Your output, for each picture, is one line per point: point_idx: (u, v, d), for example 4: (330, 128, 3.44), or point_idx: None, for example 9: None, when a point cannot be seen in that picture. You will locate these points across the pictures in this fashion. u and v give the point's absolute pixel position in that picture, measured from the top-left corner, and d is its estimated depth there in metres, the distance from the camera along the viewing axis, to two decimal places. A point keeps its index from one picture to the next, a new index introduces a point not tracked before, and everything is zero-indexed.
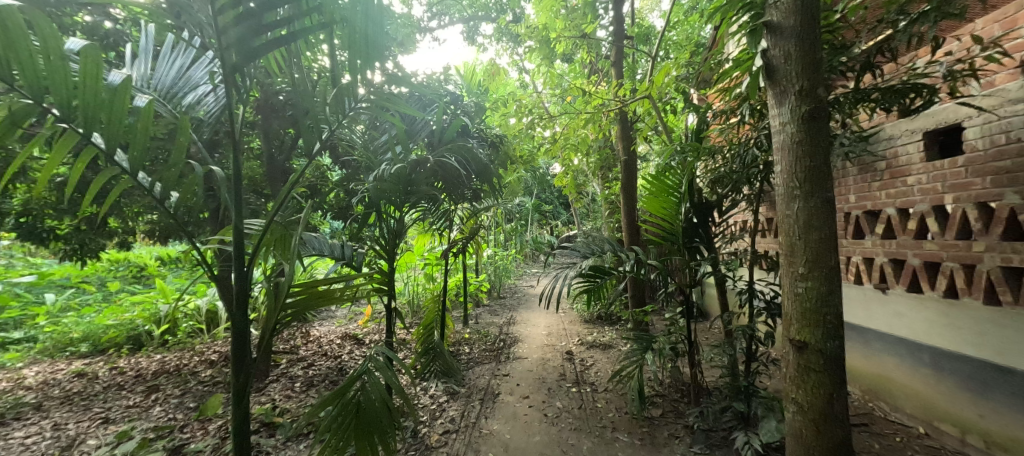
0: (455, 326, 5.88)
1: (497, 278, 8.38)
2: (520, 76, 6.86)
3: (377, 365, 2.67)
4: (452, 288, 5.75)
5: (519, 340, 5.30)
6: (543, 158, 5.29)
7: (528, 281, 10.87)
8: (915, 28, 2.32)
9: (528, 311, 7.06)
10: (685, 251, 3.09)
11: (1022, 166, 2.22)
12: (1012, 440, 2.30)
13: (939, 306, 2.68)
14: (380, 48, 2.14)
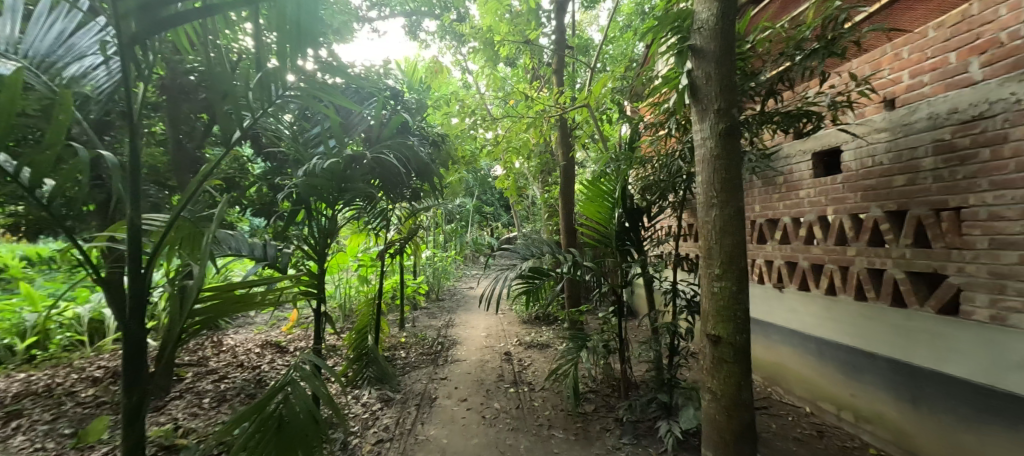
0: (390, 331, 5.66)
1: (435, 280, 8.23)
2: (462, 77, 6.83)
3: (303, 374, 2.48)
4: (387, 291, 5.51)
5: (457, 343, 5.24)
6: (485, 159, 5.29)
7: (467, 284, 10.79)
8: (809, 62, 2.67)
9: (466, 313, 7.00)
10: (618, 253, 3.26)
11: (884, 185, 2.67)
12: (874, 413, 2.73)
13: (822, 301, 3.13)
14: (314, 33, 1.89)
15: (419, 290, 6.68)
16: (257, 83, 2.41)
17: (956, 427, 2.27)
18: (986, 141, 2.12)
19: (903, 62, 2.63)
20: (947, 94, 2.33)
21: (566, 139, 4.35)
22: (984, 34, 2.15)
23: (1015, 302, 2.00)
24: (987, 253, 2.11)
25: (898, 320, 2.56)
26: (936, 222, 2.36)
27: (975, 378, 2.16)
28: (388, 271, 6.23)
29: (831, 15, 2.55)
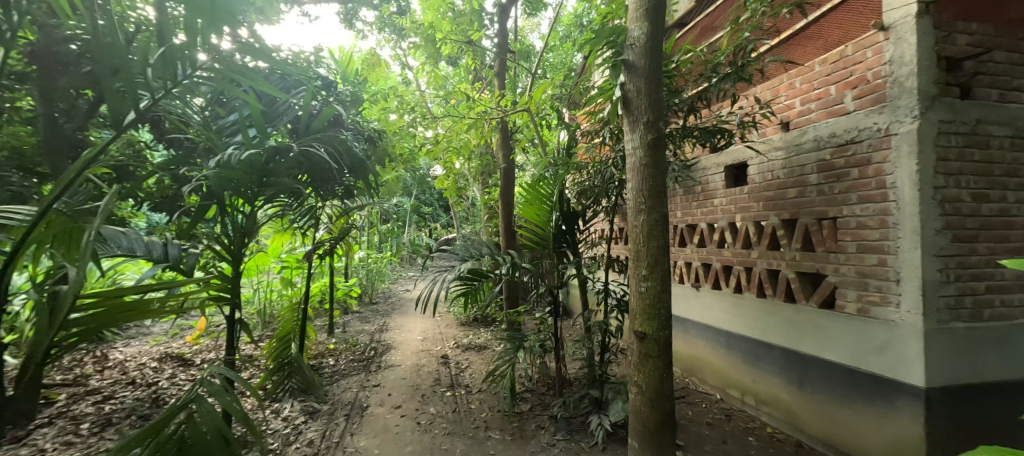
0: (317, 337, 5.28)
1: (367, 283, 7.84)
2: (401, 72, 6.60)
3: (211, 390, 2.21)
4: (314, 294, 5.13)
5: (391, 348, 5.03)
6: (424, 158, 5.15)
7: (403, 286, 10.43)
8: (723, 84, 2.89)
9: (401, 317, 6.75)
10: (554, 255, 3.36)
11: (780, 196, 3.04)
12: (770, 396, 3.10)
13: (730, 298, 3.50)
14: (231, 10, 1.81)
15: (350, 294, 6.31)
16: (159, 59, 2.07)
17: (833, 404, 2.66)
18: (857, 162, 2.52)
19: (796, 90, 3.02)
20: (829, 120, 2.73)
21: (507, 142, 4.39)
22: (856, 72, 2.57)
23: (876, 296, 2.41)
24: (857, 256, 2.51)
25: (790, 314, 2.95)
26: (818, 230, 2.76)
27: (848, 361, 2.56)
28: (315, 274, 5.80)
29: (742, 45, 2.82)
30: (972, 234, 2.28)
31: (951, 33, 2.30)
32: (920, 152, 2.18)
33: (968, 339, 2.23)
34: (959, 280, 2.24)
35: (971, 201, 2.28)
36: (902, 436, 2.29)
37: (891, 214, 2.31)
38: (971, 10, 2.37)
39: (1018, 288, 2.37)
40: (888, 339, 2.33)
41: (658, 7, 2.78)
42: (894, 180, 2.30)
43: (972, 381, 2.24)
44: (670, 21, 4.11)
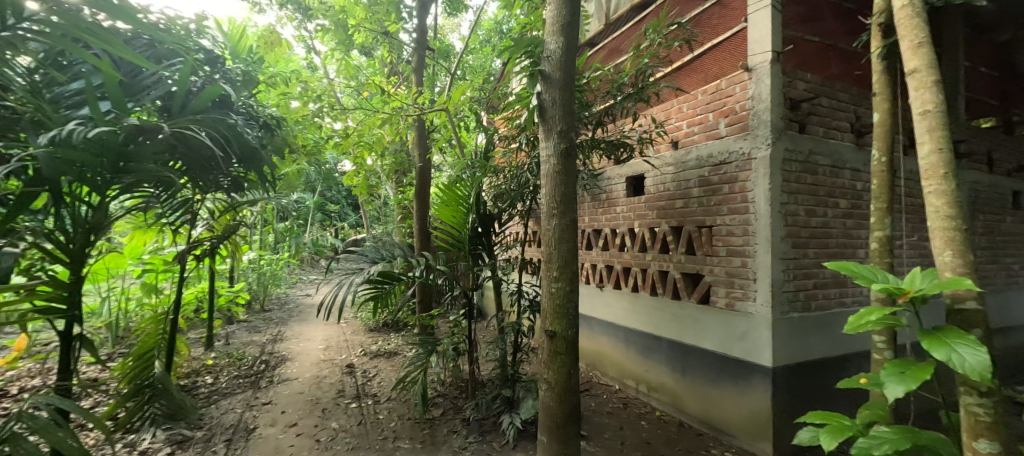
0: (191, 352, 4.53)
1: (257, 288, 6.95)
2: (306, 56, 6.01)
3: (33, 426, 1.76)
4: (189, 302, 4.39)
5: (287, 360, 4.51)
6: (332, 151, 4.73)
7: (303, 290, 9.44)
8: (626, 102, 3.17)
9: (297, 325, 6.11)
10: (470, 257, 3.35)
11: (670, 206, 3.43)
12: (659, 383, 3.48)
13: (628, 297, 3.84)
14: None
15: (234, 301, 5.53)
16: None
17: (706, 386, 3.08)
18: (727, 179, 2.95)
19: (683, 114, 3.39)
20: (707, 142, 3.13)
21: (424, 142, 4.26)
22: (728, 103, 2.99)
23: (740, 292, 2.86)
24: (726, 259, 2.95)
25: (675, 309, 3.35)
26: (698, 236, 3.18)
27: (717, 349, 2.99)
28: (189, 278, 4.97)
29: (643, 69, 3.12)
30: (806, 241, 2.83)
31: (794, 79, 2.84)
32: (771, 174, 2.66)
33: (802, 326, 2.77)
34: (795, 278, 2.77)
35: (806, 215, 2.82)
36: (757, 409, 2.73)
37: (751, 224, 2.78)
38: (807, 62, 2.95)
39: (835, 284, 3.00)
40: (748, 329, 2.79)
41: (572, 25, 2.95)
42: (754, 195, 2.77)
43: (803, 359, 2.78)
44: (582, 39, 4.40)
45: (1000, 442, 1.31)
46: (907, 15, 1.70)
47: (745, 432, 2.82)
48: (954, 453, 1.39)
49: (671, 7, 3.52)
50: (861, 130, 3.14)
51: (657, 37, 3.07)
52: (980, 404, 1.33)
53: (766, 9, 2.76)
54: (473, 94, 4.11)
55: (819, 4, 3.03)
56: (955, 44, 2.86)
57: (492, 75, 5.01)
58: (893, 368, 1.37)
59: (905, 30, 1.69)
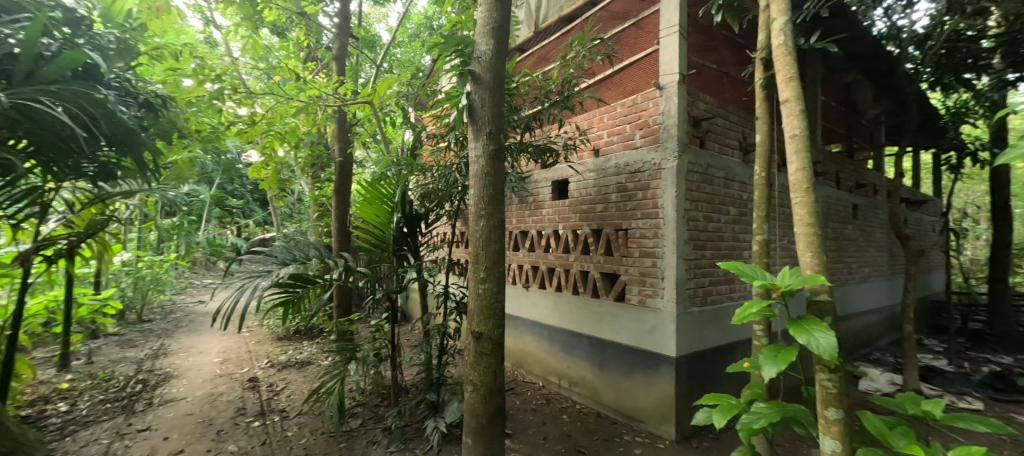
0: (37, 375, 3.71)
1: (132, 295, 5.92)
2: (205, 30, 5.30)
3: None
4: (36, 314, 3.60)
5: (173, 377, 3.91)
6: (234, 139, 4.20)
7: (194, 296, 8.28)
8: (553, 109, 3.28)
9: (186, 337, 5.32)
10: (394, 258, 3.23)
11: (591, 209, 3.64)
12: (579, 377, 3.66)
13: (552, 297, 3.97)
14: None
15: (101, 311, 4.65)
16: None
17: (621, 377, 3.30)
18: (641, 186, 3.20)
19: (604, 124, 3.60)
20: (624, 152, 3.36)
21: (345, 135, 3.99)
22: (643, 117, 3.24)
23: (650, 290, 3.12)
24: (639, 259, 3.20)
25: (594, 307, 3.54)
26: (615, 238, 3.41)
27: (631, 342, 3.23)
28: (36, 284, 4.08)
29: (568, 79, 3.26)
30: (704, 243, 3.17)
31: (696, 99, 3.18)
32: (677, 183, 2.94)
33: (700, 318, 3.10)
34: (695, 276, 3.09)
35: (705, 220, 3.17)
36: (663, 395, 3.00)
37: (660, 227, 3.04)
38: (706, 85, 3.33)
39: (727, 281, 3.41)
40: (656, 323, 3.04)
41: (503, 29, 2.98)
42: (662, 201, 3.04)
43: (699, 348, 3.11)
44: (512, 44, 4.47)
45: (844, 409, 1.60)
46: (783, 52, 2.00)
47: (653, 417, 3.07)
48: (811, 420, 1.67)
49: (595, 23, 3.74)
50: (748, 148, 3.63)
51: (581, 50, 3.23)
52: (831, 379, 1.60)
53: (675, 34, 3.04)
54: (400, 89, 3.94)
55: (716, 35, 3.44)
56: (815, 81, 3.44)
57: (422, 71, 4.86)
58: (769, 354, 1.58)
59: (780, 65, 1.99)
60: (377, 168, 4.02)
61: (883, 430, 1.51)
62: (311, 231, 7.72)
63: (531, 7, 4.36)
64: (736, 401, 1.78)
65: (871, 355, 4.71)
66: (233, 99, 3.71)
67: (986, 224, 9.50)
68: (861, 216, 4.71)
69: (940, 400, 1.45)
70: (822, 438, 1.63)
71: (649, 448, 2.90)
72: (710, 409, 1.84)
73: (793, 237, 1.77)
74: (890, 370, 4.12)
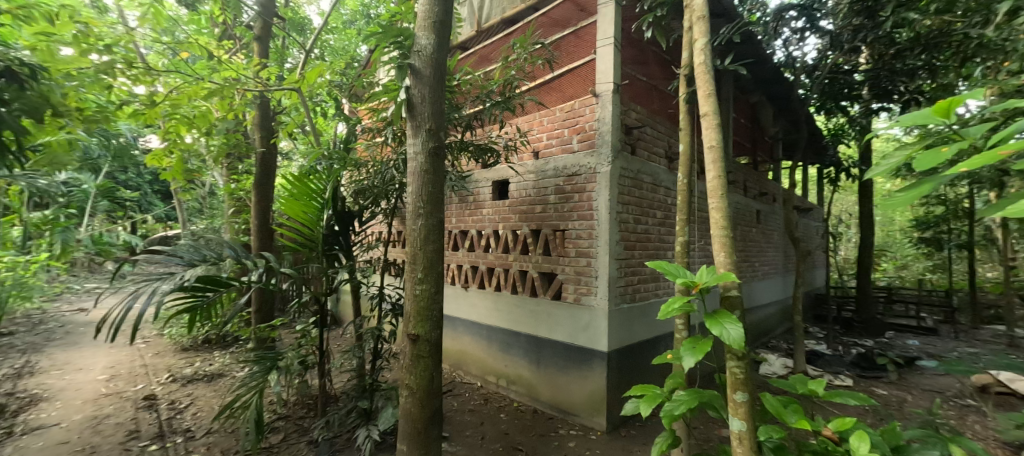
0: None
1: None
2: None
3: None
4: None
5: (43, 399, 3.30)
6: (130, 122, 3.66)
7: (72, 304, 7.11)
8: (494, 109, 3.30)
9: (60, 352, 4.52)
10: (323, 258, 3.16)
11: (529, 210, 3.70)
12: (518, 376, 3.70)
13: (491, 297, 3.98)
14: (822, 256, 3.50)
15: None
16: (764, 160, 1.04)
17: (556, 373, 3.40)
18: (578, 188, 3.32)
19: (544, 127, 3.68)
20: (563, 155, 3.46)
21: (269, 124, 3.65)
22: (580, 122, 3.37)
23: (585, 288, 3.25)
24: (575, 259, 3.32)
25: (532, 305, 3.61)
26: (553, 238, 3.51)
27: (566, 339, 3.34)
28: None
29: (510, 80, 3.29)
30: (633, 244, 3.38)
31: (628, 108, 3.38)
32: (611, 186, 3.10)
33: (628, 314, 3.29)
34: (625, 275, 3.27)
35: (634, 222, 3.38)
36: (595, 388, 3.13)
37: (595, 228, 3.18)
38: (637, 96, 3.56)
39: (652, 280, 3.65)
40: (590, 320, 3.18)
41: (445, 24, 2.91)
42: (597, 203, 3.19)
43: (628, 343, 3.30)
44: (453, 41, 4.42)
45: (749, 392, 1.73)
46: (702, 70, 2.18)
47: (586, 410, 3.20)
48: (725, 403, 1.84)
49: (536, 28, 3.83)
50: (672, 156, 3.93)
51: (523, 53, 3.27)
52: (739, 365, 1.72)
53: (610, 46, 3.21)
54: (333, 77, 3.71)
55: (646, 50, 3.69)
56: (728, 98, 3.82)
57: (357, 61, 4.60)
58: (688, 344, 1.73)
59: (701, 82, 2.17)
60: (306, 162, 3.75)
61: (779, 408, 1.72)
62: (223, 228, 6.97)
63: (474, 6, 4.32)
64: (660, 391, 1.91)
65: (769, 343, 5.34)
66: (127, 75, 3.22)
67: (854, 228, 11.25)
68: (761, 221, 5.33)
69: (823, 379, 1.70)
70: (731, 419, 1.75)
71: (583, 440, 3.02)
72: (637, 399, 1.97)
73: (709, 237, 1.93)
74: (784, 355, 4.70)
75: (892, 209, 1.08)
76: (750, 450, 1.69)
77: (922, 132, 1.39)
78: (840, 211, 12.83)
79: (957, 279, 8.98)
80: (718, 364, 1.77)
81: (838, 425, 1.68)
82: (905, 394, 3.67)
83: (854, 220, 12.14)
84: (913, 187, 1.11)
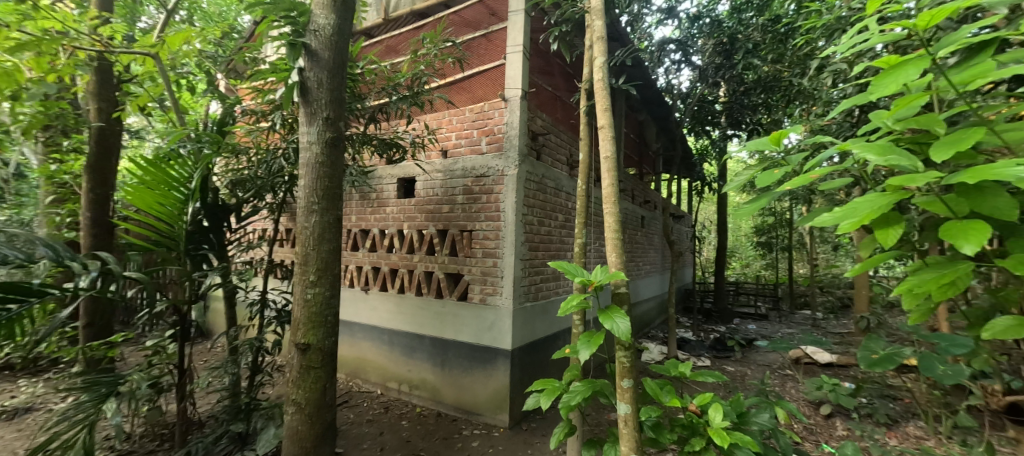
0: None
1: None
2: None
3: None
4: None
5: None
6: None
7: None
8: (401, 104, 3.18)
9: None
10: (187, 259, 2.69)
11: (434, 210, 3.63)
12: (421, 379, 3.59)
13: (394, 299, 3.79)
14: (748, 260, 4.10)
15: None
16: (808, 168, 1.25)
17: (460, 374, 3.39)
18: (486, 190, 3.36)
19: (452, 126, 3.64)
20: (471, 156, 3.47)
21: (113, 94, 2.96)
22: (489, 124, 3.42)
23: (490, 288, 3.30)
24: (482, 259, 3.35)
25: (437, 307, 3.53)
26: (460, 239, 3.49)
27: (471, 339, 3.35)
28: None
29: (419, 75, 3.18)
30: (537, 245, 3.53)
31: (534, 115, 3.52)
32: (518, 189, 3.20)
33: (530, 313, 3.42)
34: (529, 275, 3.40)
35: (537, 224, 3.52)
36: (498, 386, 3.20)
37: (501, 229, 3.26)
38: (542, 104, 3.74)
39: (553, 279, 3.84)
40: (495, 319, 3.24)
41: (348, 5, 2.59)
42: (503, 205, 3.26)
43: (530, 340, 3.44)
44: (357, 26, 4.14)
45: (633, 378, 1.89)
46: (601, 86, 2.32)
47: (489, 408, 3.25)
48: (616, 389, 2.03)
49: (446, 25, 3.78)
50: (572, 164, 4.21)
51: (433, 48, 3.20)
52: (625, 354, 1.86)
53: (519, 53, 3.31)
54: (206, 48, 3.46)
55: (551, 62, 3.91)
56: (620, 114, 4.22)
57: (239, 33, 4.01)
58: (583, 337, 1.83)
59: (599, 99, 2.31)
60: (164, 143, 3.15)
61: (655, 390, 1.96)
62: (36, 222, 5.51)
63: None
64: (558, 383, 1.97)
65: (647, 333, 6.02)
66: None
67: (710, 232, 13.35)
68: (644, 226, 6.01)
69: (690, 361, 1.98)
70: (619, 403, 1.89)
71: (486, 439, 3.05)
72: (536, 393, 1.96)
73: (603, 239, 2.01)
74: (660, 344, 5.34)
75: (741, 216, 1.27)
76: (634, 430, 1.85)
77: (760, 158, 1.68)
78: (700, 218, 15.14)
79: (778, 275, 11.22)
80: (608, 355, 1.89)
81: (700, 400, 1.98)
82: (745, 369, 4.49)
83: (711, 226, 14.42)
84: (754, 200, 1.31)
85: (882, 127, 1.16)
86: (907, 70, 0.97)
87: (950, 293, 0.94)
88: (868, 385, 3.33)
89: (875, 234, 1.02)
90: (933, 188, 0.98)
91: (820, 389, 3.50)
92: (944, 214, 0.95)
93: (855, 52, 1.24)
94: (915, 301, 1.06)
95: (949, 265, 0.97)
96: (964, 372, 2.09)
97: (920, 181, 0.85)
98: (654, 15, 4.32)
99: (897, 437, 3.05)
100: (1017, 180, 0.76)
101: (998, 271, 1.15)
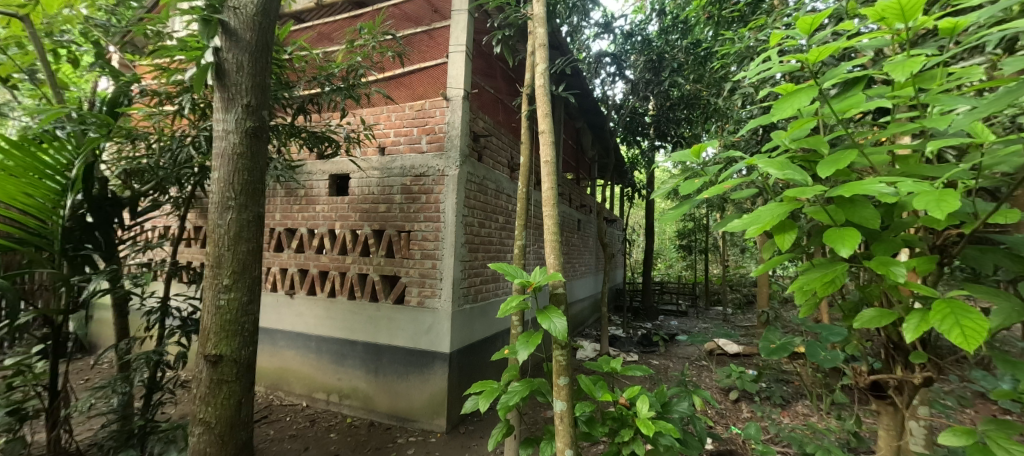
0: None
1: None
2: None
3: None
4: None
5: None
6: None
7: None
8: (333, 96, 2.99)
9: None
10: (61, 261, 2.27)
11: (370, 210, 3.46)
12: (352, 388, 3.39)
13: (322, 303, 3.54)
14: None
15: None
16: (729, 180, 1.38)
17: (395, 380, 3.26)
18: (425, 190, 3.27)
19: (391, 122, 3.50)
20: (410, 154, 3.36)
21: None
22: (429, 123, 3.34)
23: (429, 291, 3.21)
24: (419, 261, 3.25)
25: (371, 311, 3.36)
26: (398, 240, 3.35)
27: (407, 344, 3.24)
28: None
29: (355, 66, 3.02)
30: (476, 246, 3.50)
31: (475, 115, 3.48)
32: (458, 190, 3.16)
33: (469, 315, 3.39)
34: (468, 276, 3.36)
35: (477, 225, 3.51)
36: (435, 391, 3.12)
37: (441, 230, 3.19)
38: (483, 105, 3.73)
39: (491, 281, 3.83)
40: (434, 323, 3.16)
41: None
42: (444, 205, 3.20)
43: (468, 342, 3.40)
44: (286, 8, 3.83)
45: (569, 376, 1.93)
46: (543, 92, 2.32)
47: (425, 413, 3.15)
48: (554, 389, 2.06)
49: (386, 18, 3.65)
50: (512, 167, 4.24)
51: (371, 40, 3.05)
52: (562, 352, 1.89)
53: (461, 53, 3.28)
54: (92, 13, 2.96)
55: (494, 64, 3.93)
56: (558, 119, 4.35)
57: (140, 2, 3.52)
58: (521, 337, 1.78)
59: (540, 104, 2.32)
60: (33, 123, 2.64)
61: (589, 386, 2.01)
62: None
63: None
64: (496, 384, 1.92)
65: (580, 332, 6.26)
66: None
67: (635, 236, 14.25)
68: (579, 229, 6.27)
69: (621, 357, 2.05)
70: (554, 401, 1.92)
71: (422, 445, 2.96)
72: (475, 395, 1.92)
73: (542, 240, 2.01)
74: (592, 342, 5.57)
75: (668, 220, 1.35)
76: (569, 426, 1.89)
77: (684, 168, 1.83)
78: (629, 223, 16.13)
79: (692, 276, 12.26)
80: (545, 354, 1.91)
81: (629, 393, 2.03)
82: (666, 363, 4.84)
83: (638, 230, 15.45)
84: (678, 206, 1.41)
85: (780, 145, 1.32)
86: (799, 98, 1.12)
87: (830, 290, 1.11)
88: (766, 372, 3.78)
89: (775, 239, 1.16)
90: (818, 200, 1.14)
91: (729, 377, 3.89)
92: (826, 222, 1.11)
93: (761, 77, 1.40)
94: (807, 297, 1.22)
95: (829, 267, 1.13)
96: (839, 357, 2.31)
97: (809, 194, 0.97)
98: (592, 28, 4.53)
99: (789, 416, 3.52)
100: (878, 195, 0.92)
101: (868, 271, 1.36)
